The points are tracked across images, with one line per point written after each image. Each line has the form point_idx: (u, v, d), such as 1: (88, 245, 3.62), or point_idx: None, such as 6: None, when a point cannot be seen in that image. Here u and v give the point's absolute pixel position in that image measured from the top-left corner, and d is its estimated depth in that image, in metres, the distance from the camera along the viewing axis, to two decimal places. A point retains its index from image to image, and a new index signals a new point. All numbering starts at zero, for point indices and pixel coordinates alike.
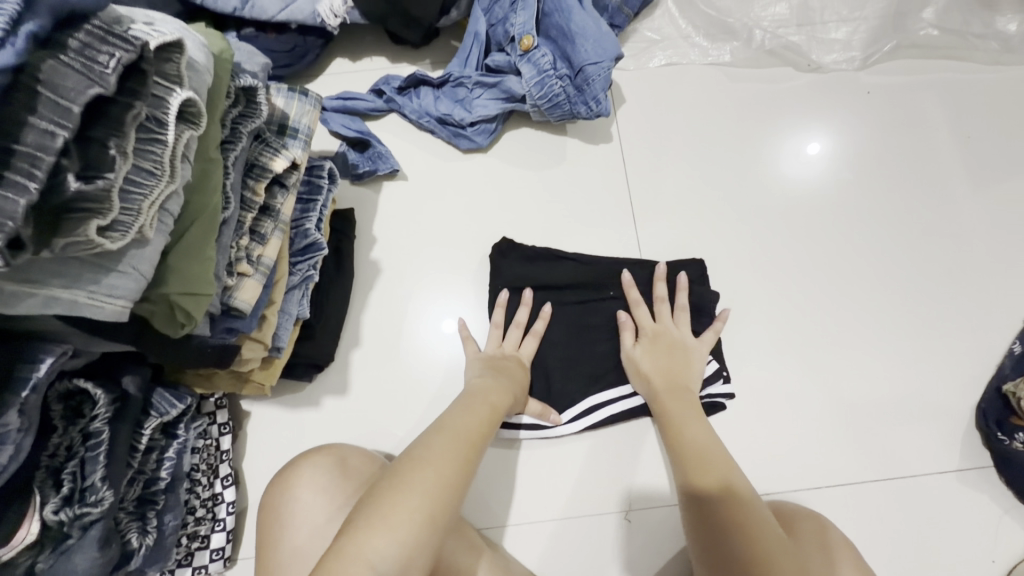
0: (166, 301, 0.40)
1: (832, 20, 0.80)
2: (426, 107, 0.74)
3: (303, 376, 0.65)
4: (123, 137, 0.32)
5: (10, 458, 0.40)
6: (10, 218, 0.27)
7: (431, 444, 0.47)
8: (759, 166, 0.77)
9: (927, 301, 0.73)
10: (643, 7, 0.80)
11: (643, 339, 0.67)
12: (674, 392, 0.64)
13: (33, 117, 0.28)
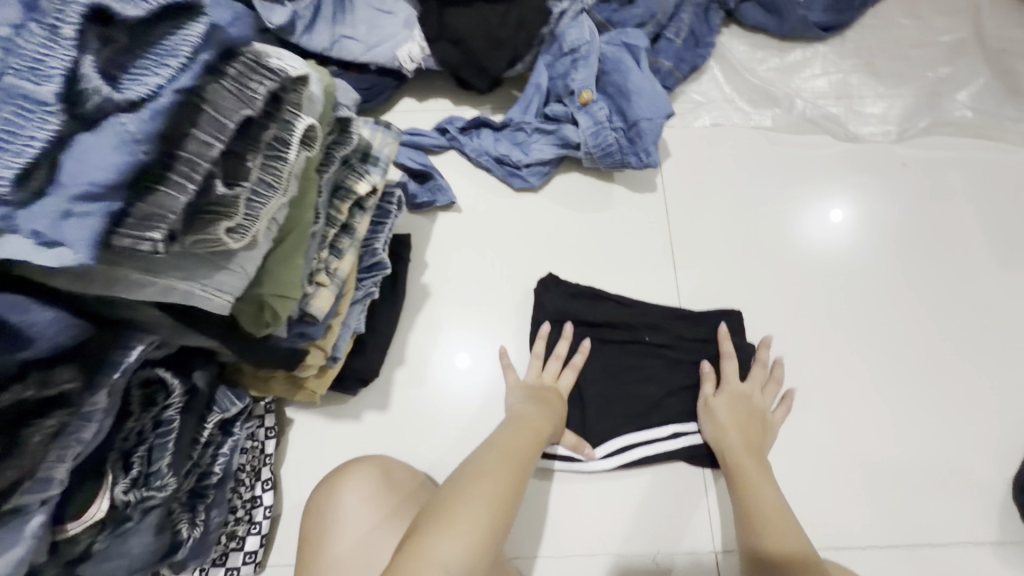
0: (257, 301, 0.44)
1: (869, 95, 0.85)
2: (486, 147, 0.80)
3: (349, 389, 0.68)
4: (255, 153, 0.37)
5: (94, 435, 0.44)
6: (171, 213, 0.32)
7: (487, 471, 0.52)
8: (794, 226, 0.80)
9: (962, 369, 0.74)
10: (693, 72, 0.85)
11: (724, 392, 0.69)
12: (746, 444, 0.65)
13: (196, 129, 0.33)
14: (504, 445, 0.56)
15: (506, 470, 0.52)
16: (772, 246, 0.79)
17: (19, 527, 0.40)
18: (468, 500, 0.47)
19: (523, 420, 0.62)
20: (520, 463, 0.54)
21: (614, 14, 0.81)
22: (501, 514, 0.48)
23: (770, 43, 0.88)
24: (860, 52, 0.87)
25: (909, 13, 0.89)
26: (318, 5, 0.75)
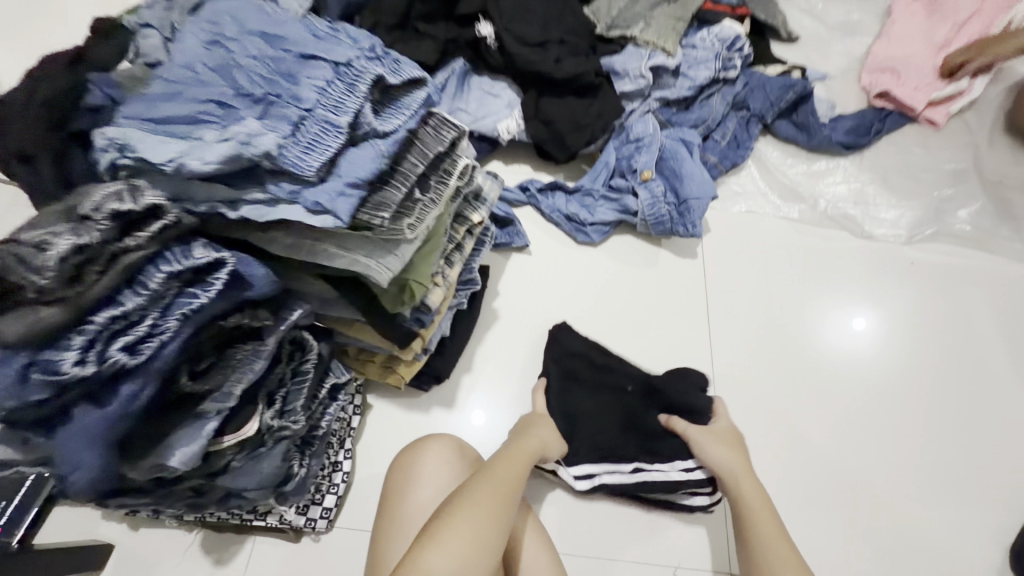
0: (401, 284, 0.59)
1: (883, 204, 1.01)
2: (558, 206, 0.97)
3: (425, 383, 0.80)
4: (433, 177, 0.54)
5: (259, 369, 0.56)
6: (390, 203, 0.48)
7: (479, 488, 0.58)
8: (817, 324, 0.92)
9: (960, 444, 0.84)
10: (733, 167, 1.03)
11: (697, 429, 0.74)
12: (742, 478, 0.67)
13: (410, 155, 0.50)
14: (502, 477, 0.61)
15: (498, 512, 0.56)
16: (798, 344, 0.90)
17: (198, 427, 0.52)
18: (449, 538, 0.52)
19: (525, 440, 0.70)
20: (512, 501, 0.59)
21: (673, 116, 1.00)
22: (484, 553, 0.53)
23: (799, 153, 1.06)
24: (876, 169, 1.04)
25: (919, 143, 1.06)
26: (444, 83, 0.95)
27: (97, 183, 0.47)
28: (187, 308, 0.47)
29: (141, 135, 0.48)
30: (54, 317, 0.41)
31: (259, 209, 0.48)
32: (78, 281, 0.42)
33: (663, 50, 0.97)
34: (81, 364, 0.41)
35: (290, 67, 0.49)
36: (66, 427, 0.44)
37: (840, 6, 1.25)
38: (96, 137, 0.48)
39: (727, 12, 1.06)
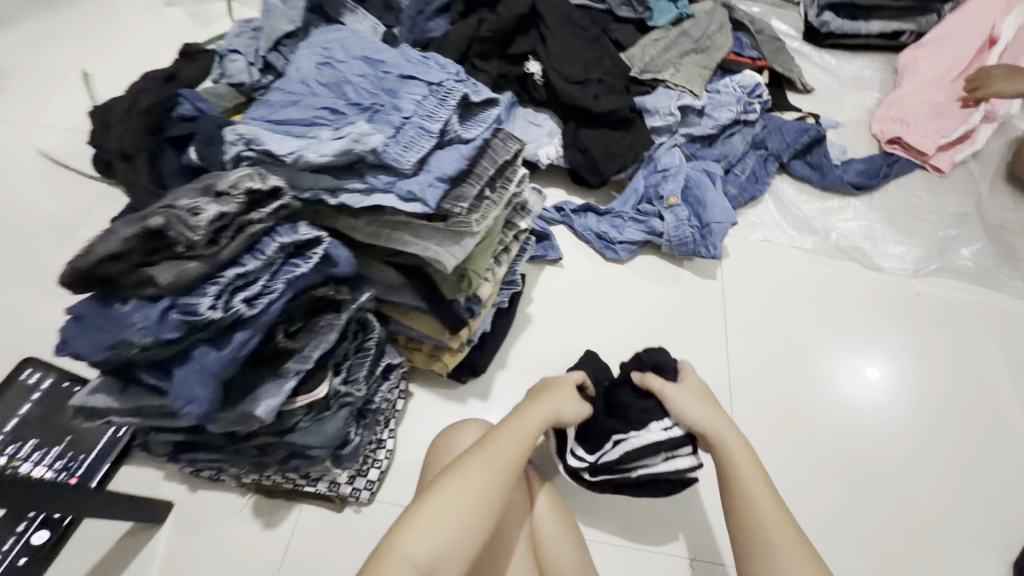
0: (461, 273, 0.68)
1: (891, 240, 1.09)
2: (589, 225, 1.06)
3: (463, 375, 0.88)
4: (496, 182, 0.65)
5: (330, 340, 0.64)
6: (464, 199, 0.59)
7: (449, 483, 0.57)
8: (831, 362, 0.97)
9: (963, 465, 0.89)
10: (752, 200, 1.13)
11: (673, 387, 0.68)
12: (727, 452, 0.63)
13: (481, 163, 0.62)
14: (499, 458, 0.60)
15: (486, 499, 0.57)
16: (812, 388, 0.95)
17: (280, 383, 0.60)
18: (430, 524, 0.54)
19: (536, 407, 0.67)
20: (507, 484, 0.59)
21: (698, 151, 1.10)
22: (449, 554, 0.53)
23: (814, 190, 1.15)
24: (884, 208, 1.13)
25: (926, 187, 1.15)
26: None
27: (227, 170, 0.57)
28: (289, 275, 0.56)
29: (264, 132, 0.58)
30: (195, 268, 0.50)
31: (355, 196, 0.58)
32: (215, 243, 0.51)
33: (690, 93, 1.09)
34: (214, 308, 0.51)
35: (392, 84, 0.60)
36: (184, 365, 0.53)
37: (852, 64, 1.38)
38: (228, 133, 0.59)
39: (748, 64, 1.18)
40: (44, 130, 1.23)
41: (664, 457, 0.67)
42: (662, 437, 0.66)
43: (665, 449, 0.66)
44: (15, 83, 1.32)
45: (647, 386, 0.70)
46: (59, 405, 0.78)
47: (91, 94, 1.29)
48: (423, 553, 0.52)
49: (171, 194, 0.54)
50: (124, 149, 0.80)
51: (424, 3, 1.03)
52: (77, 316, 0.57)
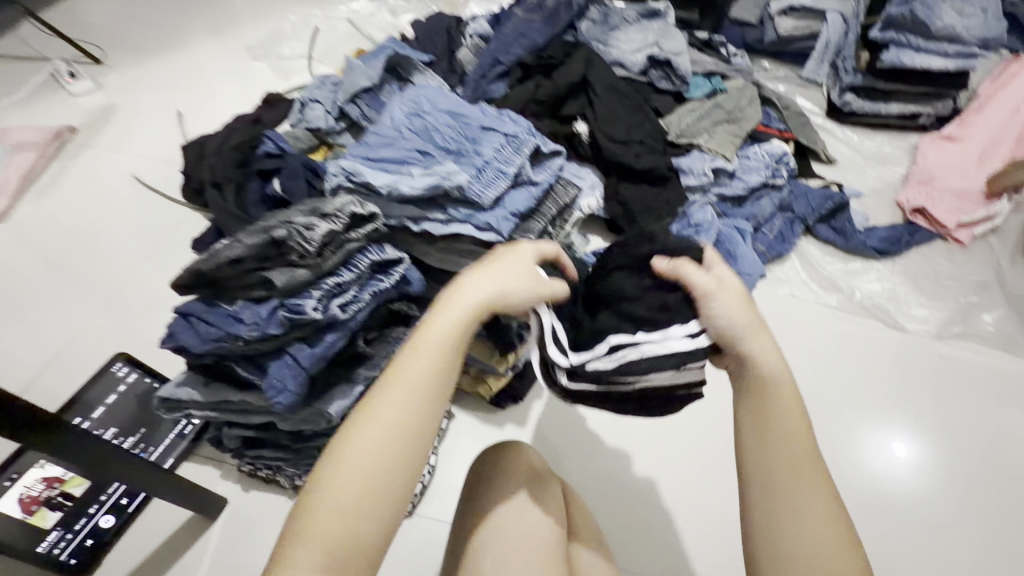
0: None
1: (915, 302, 1.14)
2: None
3: (501, 401, 0.93)
4: (556, 224, 0.75)
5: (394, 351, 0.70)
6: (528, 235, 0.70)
7: (340, 459, 0.48)
8: (855, 428, 1.00)
9: (984, 528, 0.91)
10: (779, 257, 1.20)
11: (719, 289, 0.56)
12: (762, 384, 0.54)
13: (544, 207, 0.73)
14: (410, 377, 0.51)
15: (405, 428, 0.49)
16: (832, 439, 0.99)
17: (352, 386, 0.67)
18: (349, 470, 0.47)
19: (442, 320, 0.53)
20: (427, 404, 0.51)
21: (728, 209, 1.20)
22: (356, 535, 0.46)
23: (838, 252, 1.21)
24: (907, 273, 1.18)
25: (946, 256, 1.21)
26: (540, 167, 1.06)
27: (329, 196, 0.67)
28: (375, 288, 0.65)
29: (364, 168, 0.69)
30: (303, 274, 0.60)
31: (438, 224, 0.68)
32: (321, 254, 0.61)
33: (723, 157, 1.19)
34: (316, 309, 0.60)
35: (474, 133, 0.72)
36: (279, 360, 0.61)
37: (873, 140, 1.48)
38: (331, 167, 0.70)
39: (775, 135, 1.29)
40: (140, 159, 1.39)
41: (675, 369, 0.59)
42: (685, 346, 0.57)
43: (680, 360, 0.58)
44: (120, 118, 1.51)
45: (680, 276, 0.58)
46: (141, 401, 0.85)
47: (184, 131, 1.46)
48: (343, 501, 0.46)
49: (288, 211, 0.65)
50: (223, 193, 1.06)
51: (488, 69, 1.20)
52: (186, 312, 0.66)
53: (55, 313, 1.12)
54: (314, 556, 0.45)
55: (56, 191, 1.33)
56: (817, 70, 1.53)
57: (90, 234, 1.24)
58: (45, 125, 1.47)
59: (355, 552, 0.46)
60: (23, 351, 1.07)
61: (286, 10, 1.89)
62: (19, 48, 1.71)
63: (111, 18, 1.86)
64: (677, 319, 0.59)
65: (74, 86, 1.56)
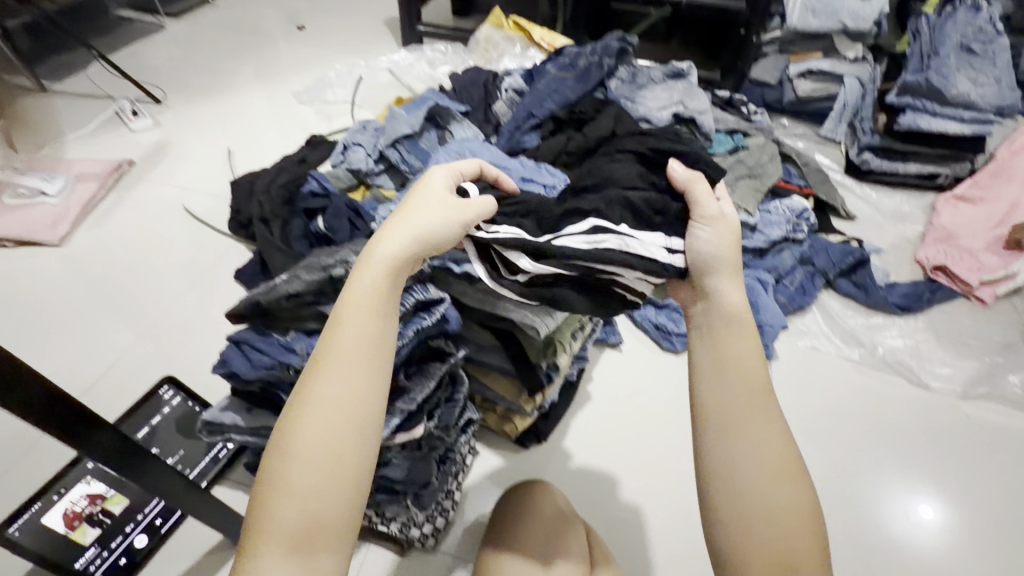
0: (548, 341, 0.81)
1: (938, 360, 1.14)
2: (649, 315, 1.16)
3: (527, 442, 0.97)
4: None
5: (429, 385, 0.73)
6: None
7: (298, 428, 0.48)
8: (883, 492, 0.98)
9: None
10: (800, 309, 1.22)
11: (713, 216, 0.60)
12: (730, 320, 0.55)
13: None
14: (344, 352, 0.50)
15: (349, 398, 0.49)
16: (854, 495, 0.98)
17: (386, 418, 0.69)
18: (302, 454, 0.47)
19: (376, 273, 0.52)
20: (367, 374, 0.50)
21: (750, 260, 1.23)
22: (332, 493, 0.47)
23: (859, 306, 1.23)
24: (930, 331, 1.19)
25: (969, 315, 1.22)
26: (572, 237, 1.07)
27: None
28: (418, 325, 0.68)
29: None
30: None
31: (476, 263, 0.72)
32: None
33: (745, 211, 1.23)
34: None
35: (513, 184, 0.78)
36: None
37: (891, 198, 1.52)
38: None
39: (796, 190, 1.34)
40: (191, 193, 1.49)
41: (640, 273, 0.61)
42: (661, 258, 0.60)
43: (650, 269, 0.61)
44: (174, 153, 1.62)
45: (688, 189, 0.62)
46: (183, 424, 0.90)
47: (233, 167, 1.56)
48: (302, 485, 0.46)
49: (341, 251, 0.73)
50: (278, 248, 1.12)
51: (522, 122, 1.30)
52: (239, 339, 0.71)
53: (104, 336, 1.18)
54: (283, 541, 0.45)
55: (112, 219, 1.42)
56: (835, 130, 1.63)
57: (142, 262, 1.32)
58: (105, 158, 1.58)
59: (325, 528, 0.46)
60: (71, 371, 1.13)
61: (332, 61, 2.04)
62: (87, 86, 1.85)
63: (171, 62, 2.02)
64: (662, 233, 0.62)
65: (134, 123, 1.68)
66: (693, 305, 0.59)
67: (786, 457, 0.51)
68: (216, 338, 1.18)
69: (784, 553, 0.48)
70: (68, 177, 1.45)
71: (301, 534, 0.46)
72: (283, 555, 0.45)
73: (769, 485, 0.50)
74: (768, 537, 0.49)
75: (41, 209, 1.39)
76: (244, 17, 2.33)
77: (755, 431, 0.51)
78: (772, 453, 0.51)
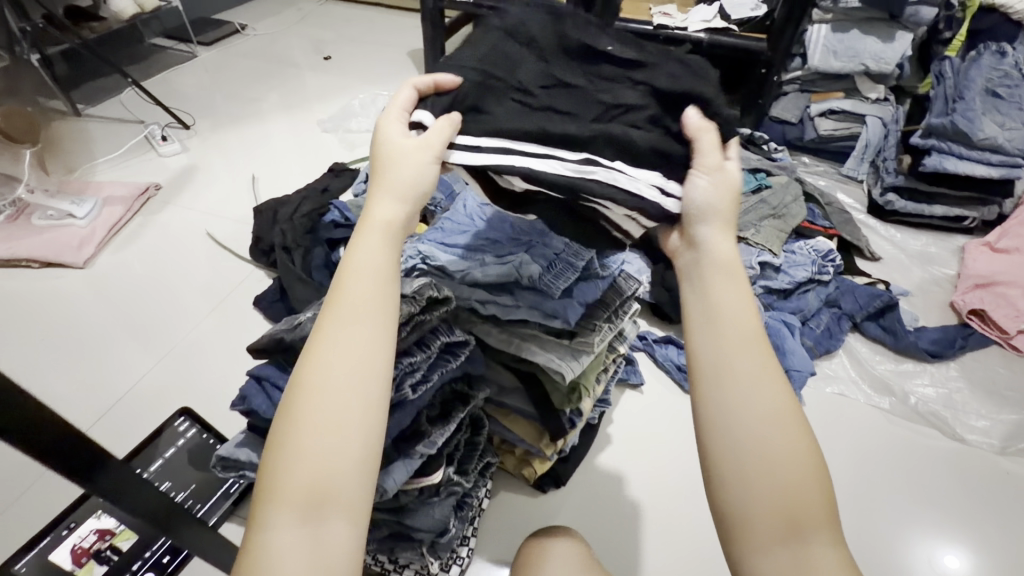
0: (573, 386, 0.79)
1: (973, 411, 1.10)
2: (671, 356, 1.14)
3: (545, 485, 0.93)
4: (616, 315, 0.78)
5: (451, 427, 0.71)
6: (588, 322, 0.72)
7: (309, 380, 0.47)
8: (910, 542, 0.93)
9: None
10: (827, 353, 1.19)
11: (712, 167, 0.56)
12: (720, 268, 0.53)
13: (606, 300, 0.76)
14: (350, 303, 0.49)
15: (358, 347, 0.48)
16: (894, 553, 0.92)
17: (406, 462, 0.66)
18: (315, 415, 0.46)
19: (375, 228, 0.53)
20: (373, 338, 0.49)
21: (774, 302, 1.20)
22: (348, 441, 0.46)
23: (888, 352, 1.20)
24: (963, 380, 1.15)
25: (1004, 364, 1.18)
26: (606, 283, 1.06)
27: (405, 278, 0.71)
28: (443, 368, 0.68)
29: (439, 253, 0.75)
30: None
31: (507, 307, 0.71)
32: None
33: (769, 250, 1.21)
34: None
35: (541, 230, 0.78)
36: None
37: (916, 240, 1.50)
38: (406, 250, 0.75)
39: (820, 231, 1.33)
40: (215, 218, 1.51)
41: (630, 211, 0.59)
42: (653, 199, 0.57)
43: (639, 210, 0.58)
44: (199, 178, 1.65)
45: (698, 138, 0.57)
46: (196, 455, 0.90)
47: (257, 194, 1.59)
48: (313, 449, 0.45)
49: None
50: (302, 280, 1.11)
51: None
52: (260, 375, 0.70)
53: (121, 360, 1.18)
54: (296, 507, 0.43)
55: (136, 243, 1.44)
56: (857, 168, 1.63)
57: (163, 286, 1.33)
58: (133, 181, 1.61)
59: (340, 493, 0.45)
60: (86, 395, 1.12)
61: (356, 91, 2.09)
62: (119, 110, 1.91)
63: (201, 89, 2.08)
64: (660, 174, 0.58)
65: (163, 148, 1.72)
66: (681, 255, 0.57)
67: (784, 407, 0.48)
68: (233, 365, 1.17)
69: (790, 509, 0.45)
70: (97, 200, 1.48)
71: (315, 499, 0.44)
72: (296, 522, 0.43)
73: (768, 437, 0.47)
74: (772, 491, 0.45)
75: (69, 231, 1.41)
76: (272, 47, 2.40)
77: (748, 383, 0.49)
78: (768, 404, 0.48)
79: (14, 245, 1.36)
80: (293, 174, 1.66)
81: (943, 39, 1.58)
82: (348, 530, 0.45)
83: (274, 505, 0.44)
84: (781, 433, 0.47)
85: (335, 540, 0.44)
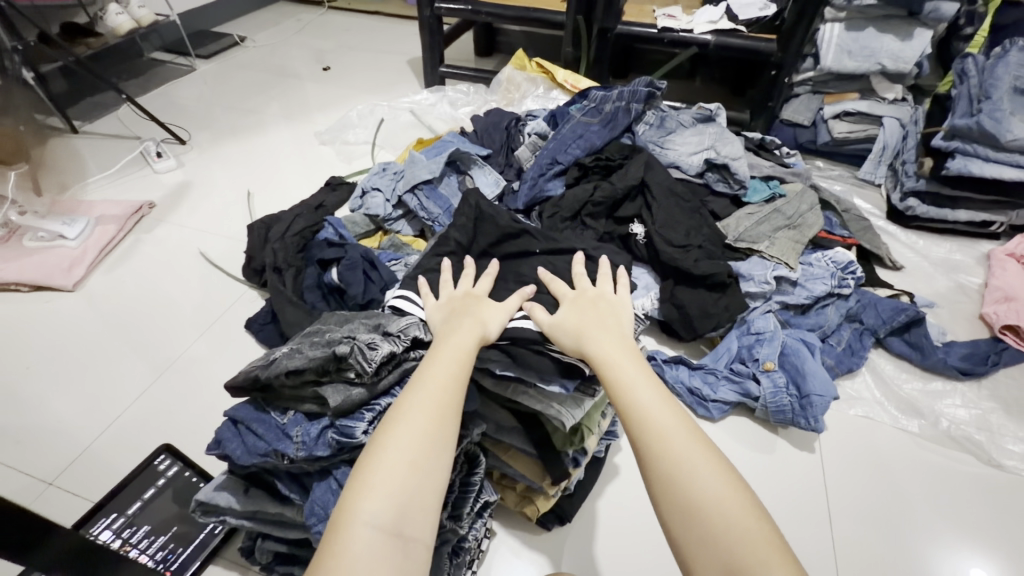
0: (574, 427, 0.75)
1: (1010, 435, 1.02)
2: (681, 377, 1.06)
3: (547, 522, 0.87)
4: None
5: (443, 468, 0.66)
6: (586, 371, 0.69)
7: (395, 420, 0.53)
8: (924, 552, 0.88)
9: None
10: (849, 372, 1.11)
11: (552, 318, 0.68)
12: (633, 367, 0.59)
13: None
14: (445, 363, 0.59)
15: (440, 394, 0.56)
16: None
17: None
18: (400, 445, 0.51)
19: (460, 328, 0.65)
20: (458, 387, 0.57)
21: (791, 317, 1.15)
22: (424, 471, 0.50)
23: (914, 368, 1.12)
24: (996, 399, 1.08)
25: None
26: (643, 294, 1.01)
27: (395, 316, 0.73)
28: None
29: (411, 304, 0.74)
30: (359, 394, 0.62)
31: (503, 364, 0.69)
32: (378, 373, 0.64)
33: (785, 265, 1.14)
34: (366, 432, 0.61)
35: None
36: (324, 482, 0.63)
37: (940, 247, 1.43)
38: (394, 296, 0.77)
39: (839, 241, 1.26)
40: (210, 236, 1.47)
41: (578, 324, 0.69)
42: (587, 309, 0.69)
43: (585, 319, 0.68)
44: (195, 194, 1.61)
45: (532, 315, 0.70)
46: (178, 494, 0.85)
47: (253, 211, 1.55)
48: (405, 463, 0.50)
49: (347, 327, 0.70)
50: (293, 299, 1.07)
51: (546, 168, 1.26)
52: (235, 418, 0.66)
53: (107, 385, 1.13)
54: (384, 508, 0.47)
55: (128, 263, 1.40)
56: (875, 172, 1.56)
57: (153, 308, 1.29)
58: (127, 200, 1.58)
59: (425, 509, 0.49)
60: (71, 424, 1.07)
61: (357, 101, 2.05)
62: (115, 126, 1.88)
63: (199, 102, 2.05)
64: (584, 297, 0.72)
65: (158, 164, 1.69)
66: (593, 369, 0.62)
67: (712, 467, 0.51)
68: (221, 390, 1.12)
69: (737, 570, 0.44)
70: (89, 220, 1.45)
71: (404, 506, 0.48)
72: (384, 525, 0.46)
73: (700, 496, 0.49)
74: (717, 547, 0.46)
75: (60, 252, 1.38)
76: (272, 58, 2.38)
77: (671, 444, 0.52)
78: (695, 461, 0.51)
79: (5, 268, 1.33)
80: (291, 189, 1.62)
81: (964, 36, 1.51)
82: (424, 546, 0.48)
83: (341, 529, 0.46)
84: (710, 477, 0.50)
85: (412, 551, 0.47)
